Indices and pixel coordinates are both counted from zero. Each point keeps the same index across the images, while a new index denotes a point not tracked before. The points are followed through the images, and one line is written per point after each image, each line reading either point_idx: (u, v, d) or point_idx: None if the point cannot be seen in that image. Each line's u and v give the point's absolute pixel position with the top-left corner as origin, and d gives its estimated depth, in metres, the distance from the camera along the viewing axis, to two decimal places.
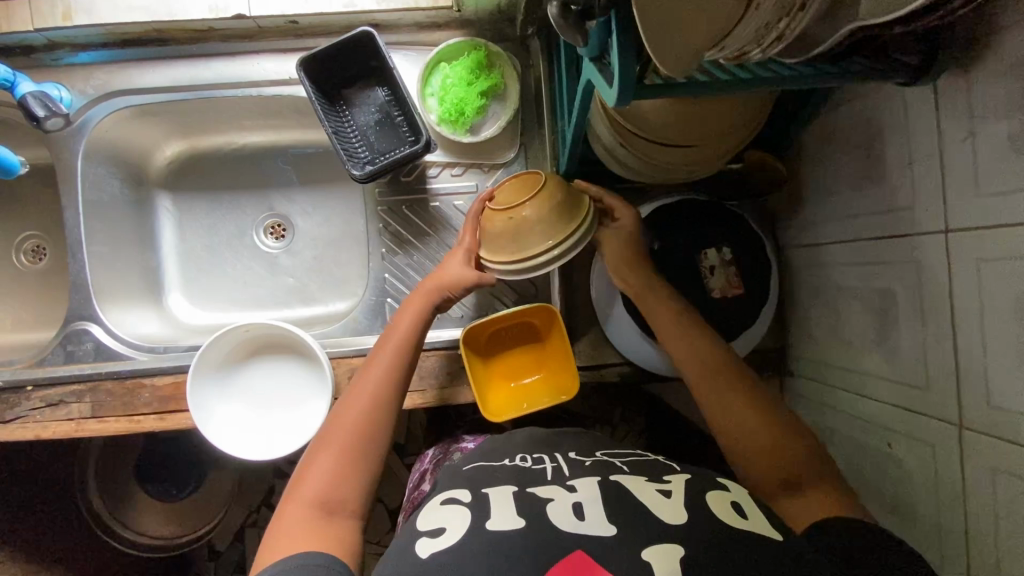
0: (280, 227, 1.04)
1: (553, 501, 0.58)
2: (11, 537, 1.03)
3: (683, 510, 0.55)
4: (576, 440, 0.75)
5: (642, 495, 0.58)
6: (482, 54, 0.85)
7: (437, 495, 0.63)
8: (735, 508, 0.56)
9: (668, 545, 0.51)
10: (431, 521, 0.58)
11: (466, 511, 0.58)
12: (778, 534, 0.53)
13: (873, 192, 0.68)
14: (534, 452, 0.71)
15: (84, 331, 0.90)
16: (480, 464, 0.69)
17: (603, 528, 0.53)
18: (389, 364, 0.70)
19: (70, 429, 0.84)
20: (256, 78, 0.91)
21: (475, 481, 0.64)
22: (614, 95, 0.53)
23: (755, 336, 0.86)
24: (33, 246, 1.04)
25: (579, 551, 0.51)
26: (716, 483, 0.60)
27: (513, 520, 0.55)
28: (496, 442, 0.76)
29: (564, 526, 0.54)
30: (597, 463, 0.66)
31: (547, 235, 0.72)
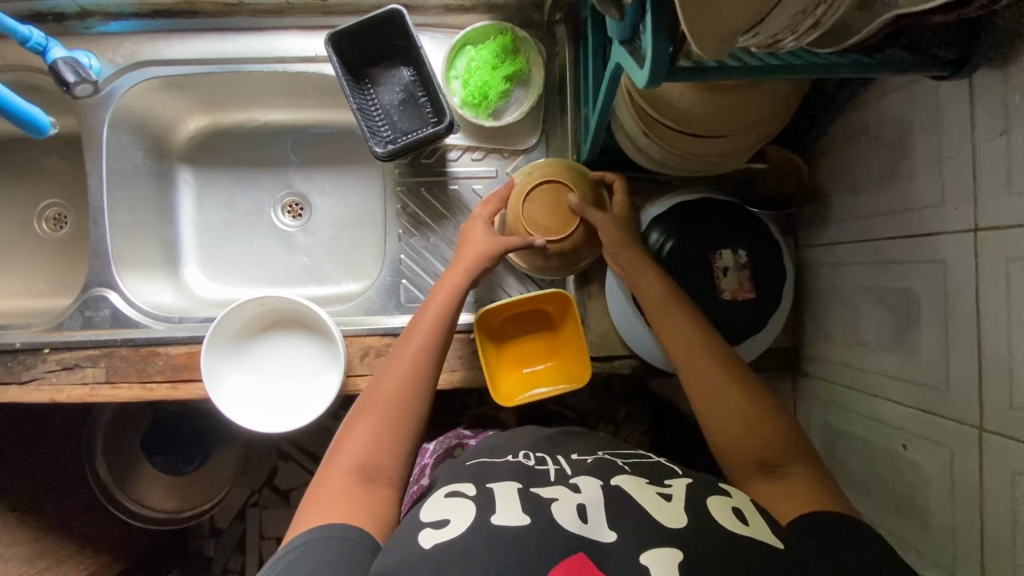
0: (298, 205, 1.06)
1: (558, 501, 0.57)
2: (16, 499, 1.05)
3: (684, 513, 0.55)
4: (582, 440, 0.75)
5: (643, 497, 0.58)
6: (508, 38, 0.85)
7: (441, 487, 0.62)
8: (736, 513, 0.55)
9: (667, 549, 0.51)
10: (435, 512, 0.57)
11: (471, 503, 0.58)
12: (778, 543, 0.52)
13: (898, 189, 0.68)
14: (536, 451, 0.70)
15: (102, 298, 0.90)
16: (483, 458, 0.69)
17: (604, 533, 0.53)
18: (424, 339, 0.69)
19: (84, 394, 0.85)
20: (282, 54, 0.91)
21: (479, 476, 0.64)
22: (644, 76, 0.53)
23: (768, 336, 0.83)
24: (55, 215, 1.06)
25: (581, 552, 0.51)
26: (718, 488, 0.60)
27: (517, 516, 0.55)
28: (514, 436, 0.76)
29: (568, 526, 0.54)
30: (600, 462, 0.66)
31: (573, 262, 0.84)
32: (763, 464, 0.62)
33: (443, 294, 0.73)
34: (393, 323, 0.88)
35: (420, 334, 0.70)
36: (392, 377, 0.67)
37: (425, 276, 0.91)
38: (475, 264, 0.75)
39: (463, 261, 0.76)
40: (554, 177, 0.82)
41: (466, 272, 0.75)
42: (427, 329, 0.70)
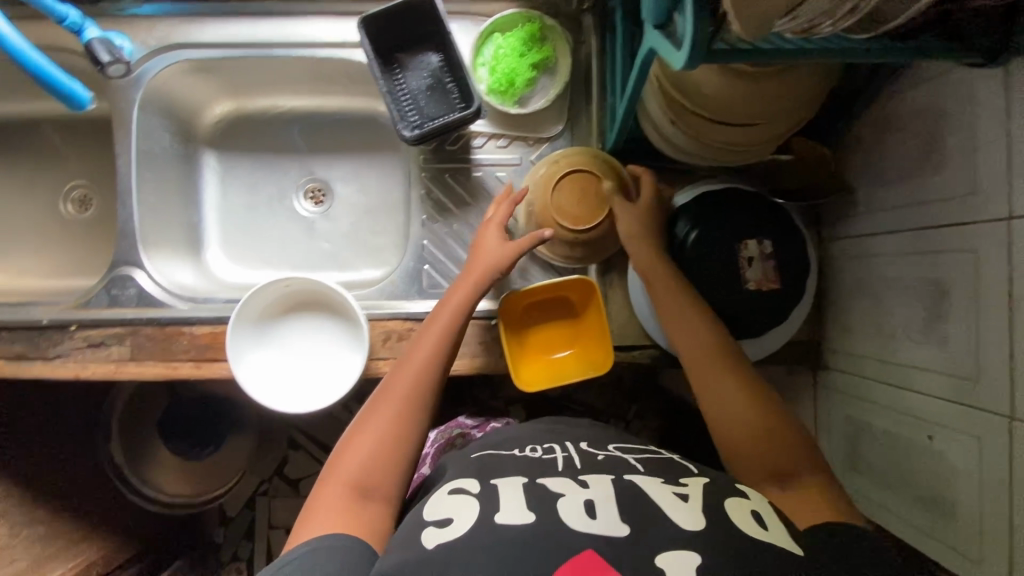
0: (320, 192, 1.07)
1: (566, 496, 0.58)
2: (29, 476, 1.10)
3: (702, 515, 0.55)
4: (591, 431, 0.76)
5: (658, 496, 0.58)
6: (536, 27, 0.86)
7: (445, 483, 0.63)
8: (755, 518, 0.55)
9: (683, 553, 0.51)
10: (439, 511, 0.58)
11: (474, 502, 0.58)
12: (797, 548, 0.52)
13: (930, 180, 0.68)
14: (544, 442, 0.71)
15: (129, 277, 0.91)
16: (489, 452, 0.69)
17: (617, 527, 0.54)
18: (429, 353, 0.70)
19: (109, 371, 0.86)
20: (310, 40, 0.92)
21: (483, 471, 0.64)
22: (681, 58, 0.54)
23: (790, 328, 0.83)
24: (80, 196, 1.08)
25: (590, 550, 0.51)
26: (737, 488, 0.60)
27: (522, 514, 0.55)
28: (520, 428, 0.77)
29: (574, 523, 0.54)
30: (611, 458, 0.66)
31: (600, 250, 0.85)
32: (774, 468, 0.62)
33: (450, 305, 0.73)
34: (415, 308, 0.89)
35: (423, 350, 0.71)
36: (394, 390, 0.67)
37: (447, 262, 0.92)
38: (487, 274, 0.76)
39: (472, 271, 0.77)
40: (582, 165, 0.82)
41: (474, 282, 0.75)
42: (433, 342, 0.71)
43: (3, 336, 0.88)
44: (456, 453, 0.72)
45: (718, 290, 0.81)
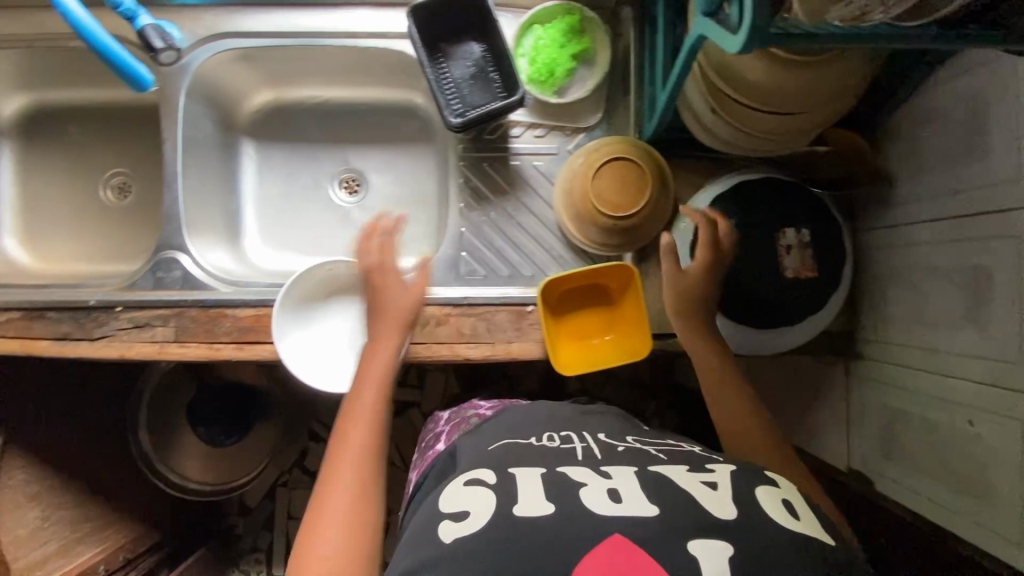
0: (354, 182, 1.09)
1: (587, 485, 0.59)
2: (55, 455, 1.16)
3: (731, 505, 0.57)
4: (601, 420, 0.80)
5: (689, 486, 0.59)
6: (576, 18, 0.87)
7: (461, 474, 0.66)
8: (787, 507, 0.58)
9: (715, 542, 0.53)
10: (455, 503, 0.60)
11: (491, 494, 0.60)
12: (830, 539, 0.55)
13: (973, 169, 0.68)
14: (561, 431, 0.74)
15: (174, 260, 0.93)
16: (506, 441, 0.72)
17: (645, 508, 0.56)
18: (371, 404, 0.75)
19: (153, 351, 0.88)
20: (353, 29, 0.93)
21: (499, 462, 0.66)
22: (738, 41, 0.55)
23: (827, 317, 0.84)
24: (120, 183, 1.11)
25: (616, 534, 0.53)
26: (767, 477, 0.62)
27: (543, 505, 0.57)
28: (521, 415, 0.80)
29: (599, 509, 0.56)
30: (631, 450, 0.69)
31: (636, 239, 0.87)
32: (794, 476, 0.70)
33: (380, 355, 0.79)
34: (453, 293, 0.90)
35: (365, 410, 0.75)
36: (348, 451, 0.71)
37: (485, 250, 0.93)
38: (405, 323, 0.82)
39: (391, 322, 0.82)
40: (621, 153, 0.84)
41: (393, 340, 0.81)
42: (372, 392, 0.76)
43: (50, 316, 0.90)
44: (471, 439, 0.75)
45: (756, 277, 0.83)
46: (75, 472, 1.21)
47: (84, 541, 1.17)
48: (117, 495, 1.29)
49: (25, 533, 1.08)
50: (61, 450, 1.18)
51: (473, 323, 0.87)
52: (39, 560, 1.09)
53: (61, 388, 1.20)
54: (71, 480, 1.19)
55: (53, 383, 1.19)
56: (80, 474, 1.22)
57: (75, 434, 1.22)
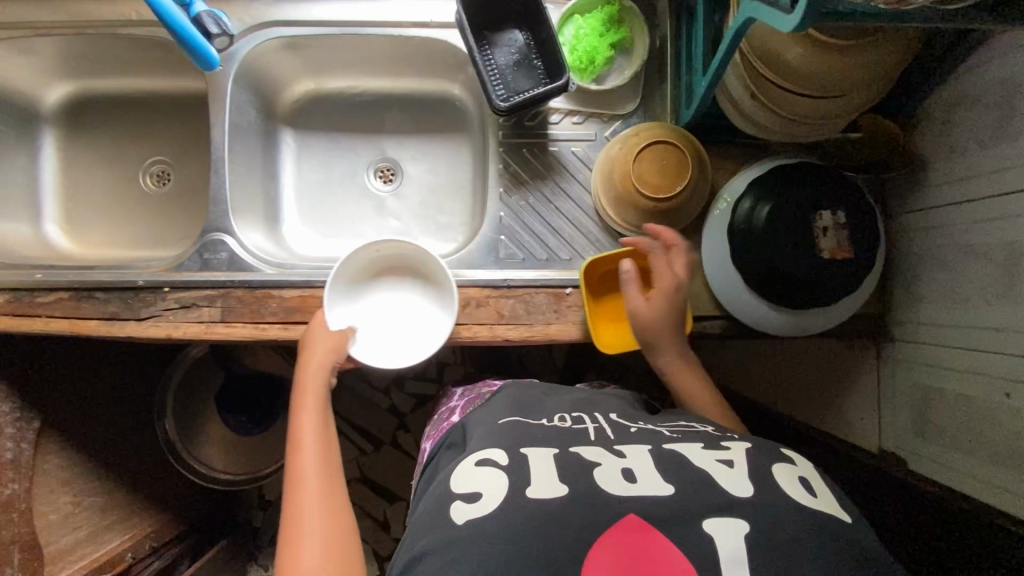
0: (390, 171, 1.11)
1: (602, 465, 0.61)
2: (86, 443, 1.16)
3: (748, 481, 0.58)
4: (613, 402, 0.80)
5: (706, 465, 0.60)
6: (615, 8, 0.90)
7: (472, 453, 0.66)
8: (803, 485, 0.60)
9: (730, 520, 0.54)
10: (468, 484, 0.61)
11: (504, 477, 0.60)
12: (844, 516, 0.57)
13: (1005, 149, 0.71)
14: (573, 413, 0.75)
15: (220, 242, 0.95)
16: (517, 419, 0.73)
17: (661, 487, 0.57)
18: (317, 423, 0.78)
19: (200, 331, 0.89)
20: (398, 18, 0.96)
21: (511, 441, 0.67)
22: (792, 23, 0.59)
23: (860, 297, 0.87)
24: (159, 171, 1.13)
25: (632, 514, 0.55)
26: (782, 456, 0.64)
27: (556, 487, 0.58)
28: (525, 394, 0.82)
29: (613, 490, 0.58)
30: (644, 431, 0.70)
31: (670, 223, 0.90)
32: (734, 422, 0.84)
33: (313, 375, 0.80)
34: (495, 275, 0.92)
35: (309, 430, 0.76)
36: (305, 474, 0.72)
37: (524, 233, 0.95)
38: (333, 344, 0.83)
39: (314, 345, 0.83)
40: (660, 137, 0.86)
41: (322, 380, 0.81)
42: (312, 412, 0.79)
43: (98, 296, 0.92)
44: (481, 417, 0.76)
45: (796, 259, 0.83)
46: (108, 458, 1.21)
47: (113, 528, 1.17)
48: (146, 482, 1.29)
49: (60, 518, 1.08)
50: (92, 437, 1.18)
51: (514, 304, 0.89)
52: (72, 546, 1.09)
53: (96, 373, 1.21)
54: (103, 466, 1.19)
55: (91, 368, 1.19)
56: (110, 461, 1.22)
57: (108, 420, 1.23)
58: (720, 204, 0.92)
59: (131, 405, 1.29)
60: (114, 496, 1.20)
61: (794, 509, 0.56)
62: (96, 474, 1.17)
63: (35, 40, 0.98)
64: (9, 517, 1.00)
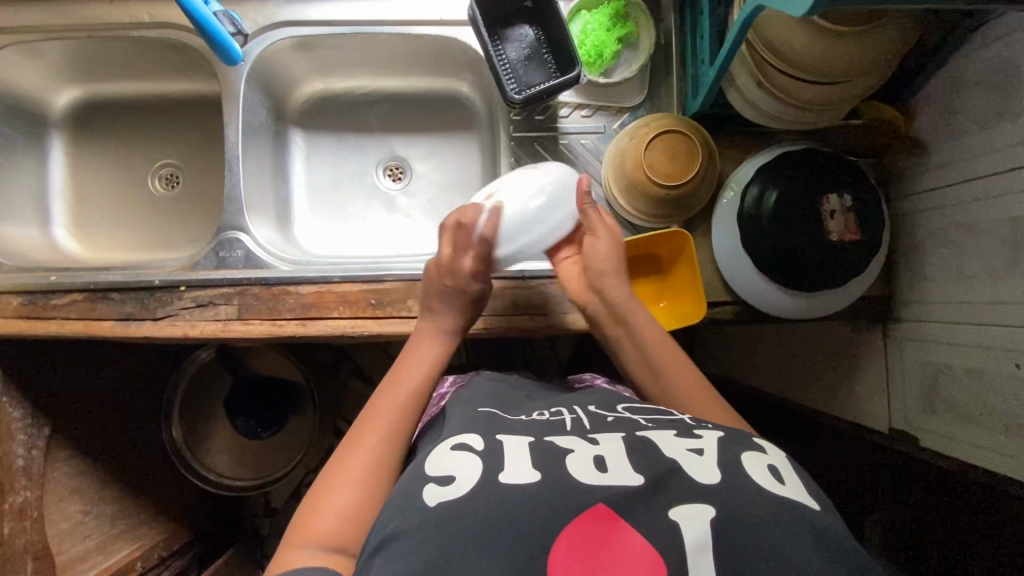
0: (399, 169, 1.12)
1: (575, 452, 0.61)
2: (96, 449, 1.15)
3: (717, 469, 0.58)
4: (598, 394, 0.79)
5: (675, 453, 0.60)
6: (621, 4, 0.92)
7: (448, 438, 0.65)
8: (773, 473, 0.59)
9: (698, 505, 0.54)
10: (441, 466, 0.60)
11: (479, 460, 0.60)
12: (812, 504, 0.57)
13: (1008, 126, 0.73)
14: (551, 406, 0.75)
15: (236, 240, 0.95)
16: (495, 411, 0.72)
17: (630, 478, 0.57)
18: (403, 397, 0.74)
19: (217, 329, 0.89)
20: (409, 17, 0.97)
21: (485, 427, 0.67)
22: (804, 7, 0.60)
23: (868, 277, 0.89)
24: (168, 174, 1.13)
25: (600, 503, 0.55)
26: (751, 444, 0.63)
27: (528, 474, 0.58)
28: (505, 387, 0.81)
29: (584, 478, 0.57)
30: (620, 420, 0.69)
31: (681, 210, 0.91)
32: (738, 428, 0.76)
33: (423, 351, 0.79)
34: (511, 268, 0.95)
35: (392, 398, 0.74)
36: (369, 435, 0.70)
37: None
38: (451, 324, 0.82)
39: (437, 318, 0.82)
40: (668, 126, 0.88)
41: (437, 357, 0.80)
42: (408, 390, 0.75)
43: (113, 297, 0.92)
44: (458, 403, 0.75)
45: (804, 243, 0.86)
46: (117, 464, 1.20)
47: (122, 537, 1.15)
48: (155, 489, 1.28)
49: (70, 527, 1.07)
50: (101, 444, 1.17)
51: (530, 294, 0.93)
52: (83, 555, 1.07)
53: (106, 379, 1.19)
54: (112, 474, 1.18)
55: (101, 374, 1.18)
56: (119, 469, 1.21)
57: (117, 425, 1.22)
58: (728, 192, 0.94)
59: (138, 411, 1.28)
60: (123, 503, 1.19)
61: (786, 495, 0.56)
62: (106, 481, 1.16)
63: (43, 43, 0.98)
64: (21, 526, 0.99)
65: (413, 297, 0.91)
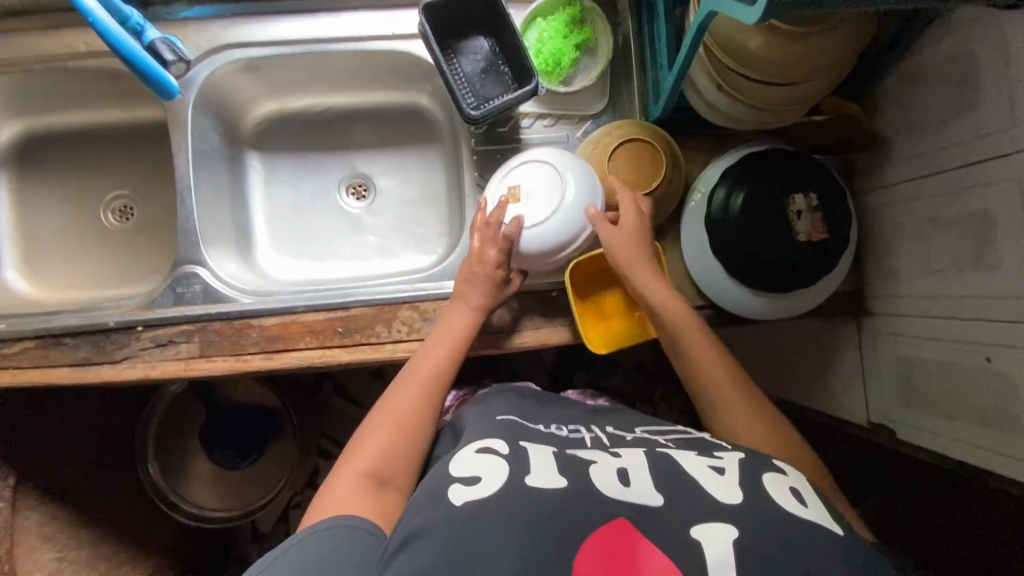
0: (363, 187, 1.09)
1: (597, 464, 0.61)
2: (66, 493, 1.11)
3: (738, 489, 0.57)
4: (617, 416, 0.78)
5: (696, 472, 0.60)
6: (577, 9, 0.90)
7: (472, 440, 0.65)
8: (794, 495, 0.58)
9: (720, 525, 0.53)
10: (465, 469, 0.60)
11: (503, 464, 0.60)
12: (836, 527, 0.55)
13: (967, 119, 0.73)
14: (569, 422, 0.74)
15: (193, 274, 0.91)
16: (514, 418, 0.72)
17: (651, 497, 0.56)
18: (438, 365, 0.77)
19: (179, 368, 0.86)
20: (358, 33, 0.94)
21: (509, 434, 0.67)
22: (755, 14, 0.58)
23: (838, 276, 0.89)
24: (122, 206, 1.09)
25: (622, 518, 0.54)
26: (774, 465, 0.62)
27: (554, 478, 0.58)
28: (519, 397, 0.80)
29: (608, 490, 0.57)
30: (640, 438, 0.69)
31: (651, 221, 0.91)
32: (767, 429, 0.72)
33: (456, 316, 0.82)
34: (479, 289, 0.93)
35: (430, 363, 0.77)
36: (409, 392, 0.74)
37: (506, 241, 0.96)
38: (485, 293, 0.82)
39: (461, 283, 0.84)
40: (634, 135, 0.88)
41: (466, 328, 0.81)
42: (444, 353, 0.79)
43: (67, 342, 0.88)
44: (476, 410, 0.75)
45: (773, 244, 0.85)
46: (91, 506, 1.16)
47: None
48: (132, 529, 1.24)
49: None
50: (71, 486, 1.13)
51: (501, 312, 0.91)
52: None
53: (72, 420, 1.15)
54: (85, 518, 1.14)
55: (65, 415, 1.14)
56: (92, 512, 1.16)
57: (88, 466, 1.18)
58: (695, 195, 0.92)
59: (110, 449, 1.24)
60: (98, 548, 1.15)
61: (807, 517, 0.55)
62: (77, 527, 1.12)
63: None
64: None
65: (382, 322, 0.89)
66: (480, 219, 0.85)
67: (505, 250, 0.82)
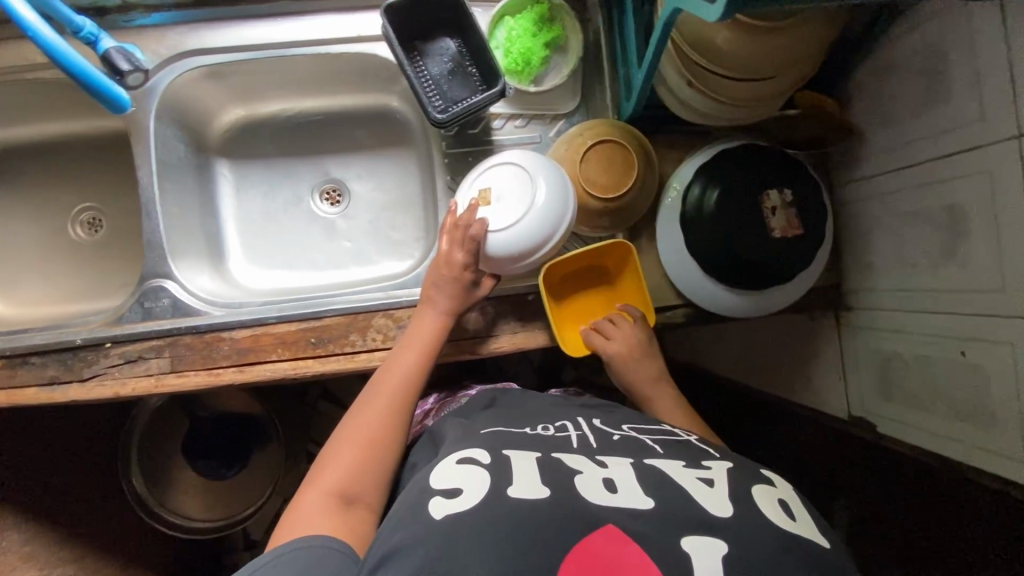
0: (336, 192, 1.07)
1: (584, 474, 0.59)
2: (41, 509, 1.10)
3: (728, 501, 0.56)
4: (600, 411, 0.77)
5: (685, 482, 0.59)
6: (545, 7, 0.88)
7: (452, 453, 0.64)
8: (783, 509, 0.58)
9: (710, 541, 0.52)
10: (448, 483, 0.58)
11: (485, 475, 0.59)
12: (822, 541, 0.55)
13: (936, 113, 0.72)
14: (556, 421, 0.73)
15: (161, 288, 0.89)
16: (500, 428, 0.70)
17: (640, 500, 0.56)
18: (406, 374, 0.77)
19: (150, 384, 0.85)
20: (322, 37, 0.92)
21: (493, 443, 0.66)
22: (716, 12, 0.57)
23: (813, 271, 0.88)
24: (90, 218, 1.06)
25: (609, 524, 0.53)
26: (762, 477, 0.62)
27: (538, 489, 0.56)
28: (501, 402, 0.79)
29: (595, 498, 0.56)
30: (627, 438, 0.68)
31: (623, 222, 0.90)
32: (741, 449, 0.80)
33: (422, 326, 0.80)
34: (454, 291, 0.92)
35: (397, 374, 0.76)
36: (376, 406, 0.73)
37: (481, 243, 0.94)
38: (450, 299, 0.81)
39: (428, 292, 0.82)
40: (606, 135, 0.87)
41: (434, 334, 0.80)
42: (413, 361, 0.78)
43: (34, 361, 0.87)
44: (459, 423, 0.74)
45: (749, 241, 0.84)
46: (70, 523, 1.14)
47: None
48: None
49: None
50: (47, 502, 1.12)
51: (476, 317, 0.90)
52: None
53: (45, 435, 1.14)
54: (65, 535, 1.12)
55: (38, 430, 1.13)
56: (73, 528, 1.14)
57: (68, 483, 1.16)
58: (671, 192, 0.91)
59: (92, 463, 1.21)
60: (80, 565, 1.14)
61: (798, 532, 0.55)
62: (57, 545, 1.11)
63: None
64: None
65: (355, 330, 0.87)
66: (448, 220, 0.83)
67: (473, 252, 0.81)
